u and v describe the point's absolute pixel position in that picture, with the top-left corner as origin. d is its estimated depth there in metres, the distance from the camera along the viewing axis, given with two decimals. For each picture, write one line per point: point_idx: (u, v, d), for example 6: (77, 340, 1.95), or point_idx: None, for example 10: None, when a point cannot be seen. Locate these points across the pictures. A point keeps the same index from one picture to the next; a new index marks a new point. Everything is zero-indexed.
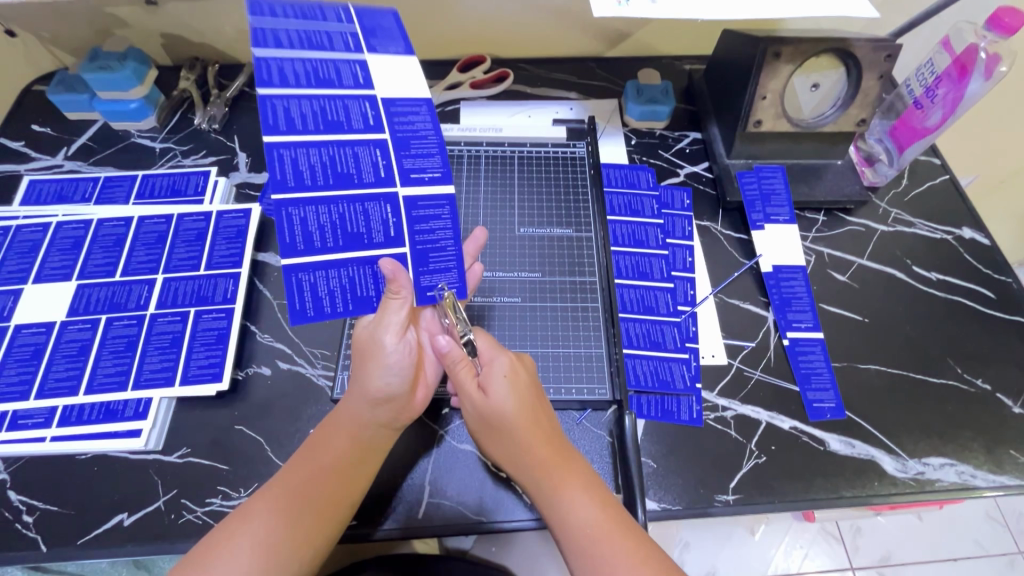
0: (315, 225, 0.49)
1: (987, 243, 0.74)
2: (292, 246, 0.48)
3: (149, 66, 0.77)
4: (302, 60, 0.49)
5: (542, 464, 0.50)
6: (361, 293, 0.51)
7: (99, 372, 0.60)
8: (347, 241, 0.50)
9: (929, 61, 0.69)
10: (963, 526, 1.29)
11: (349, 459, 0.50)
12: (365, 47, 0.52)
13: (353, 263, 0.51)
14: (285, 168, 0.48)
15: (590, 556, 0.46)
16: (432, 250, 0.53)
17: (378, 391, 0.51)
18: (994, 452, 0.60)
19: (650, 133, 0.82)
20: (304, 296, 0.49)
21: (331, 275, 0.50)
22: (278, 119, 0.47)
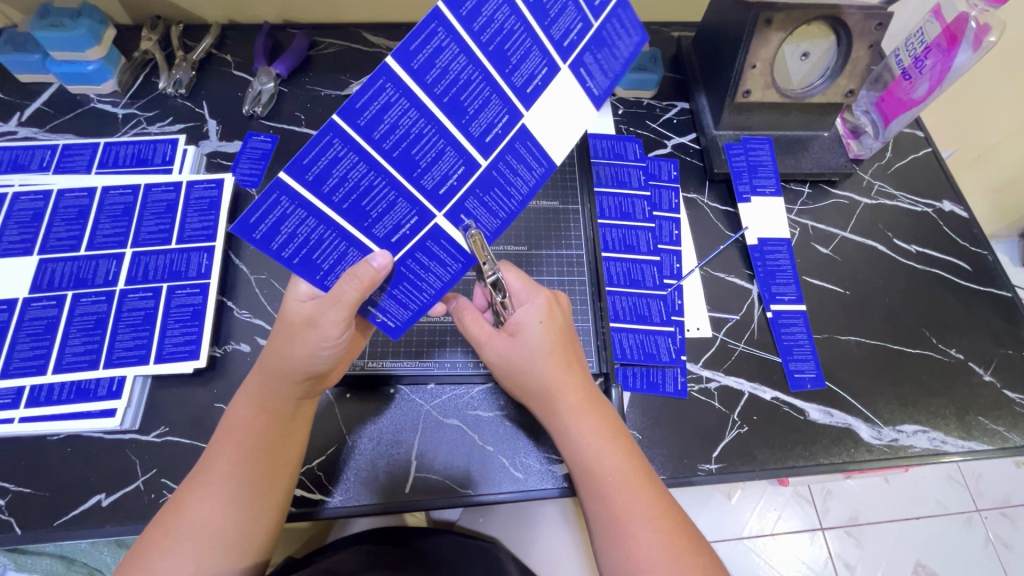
0: (342, 172, 0.39)
1: (965, 216, 0.75)
2: (304, 170, 0.37)
3: (106, 25, 0.71)
4: (513, 16, 0.38)
5: (573, 407, 0.51)
6: (317, 259, 0.43)
7: (68, 350, 0.57)
8: (351, 209, 0.41)
9: (918, 30, 0.67)
10: (927, 487, 1.36)
11: (274, 431, 0.47)
12: (573, 57, 0.43)
13: (336, 232, 0.42)
14: (373, 102, 0.36)
15: (609, 500, 0.47)
16: (410, 283, 0.48)
17: (304, 369, 0.47)
18: (964, 419, 0.63)
19: (638, 103, 0.80)
20: (266, 218, 0.39)
21: (308, 223, 0.40)
22: (422, 52, 0.36)
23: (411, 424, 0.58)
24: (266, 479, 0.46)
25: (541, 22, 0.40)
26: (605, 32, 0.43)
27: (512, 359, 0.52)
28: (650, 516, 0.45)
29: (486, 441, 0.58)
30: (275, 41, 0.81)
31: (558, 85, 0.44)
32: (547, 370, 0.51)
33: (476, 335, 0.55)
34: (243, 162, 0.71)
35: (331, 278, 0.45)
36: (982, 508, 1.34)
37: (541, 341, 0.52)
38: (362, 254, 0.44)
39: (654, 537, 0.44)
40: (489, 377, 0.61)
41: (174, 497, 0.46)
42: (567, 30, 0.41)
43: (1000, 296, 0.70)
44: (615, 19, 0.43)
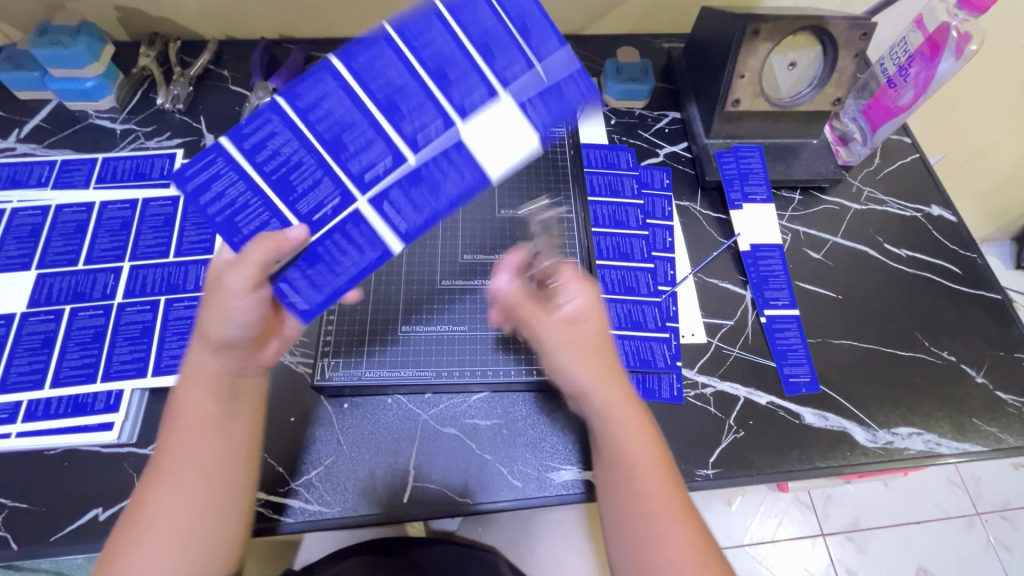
0: (276, 146, 0.46)
1: (954, 220, 0.76)
2: (242, 138, 0.46)
3: (105, 43, 0.72)
4: (452, 41, 0.48)
5: (616, 396, 0.49)
6: (239, 221, 0.46)
7: (66, 364, 0.57)
8: (279, 182, 0.46)
9: (902, 39, 0.69)
10: (927, 491, 1.36)
11: (221, 421, 0.47)
12: (504, 82, 0.48)
13: (261, 199, 0.46)
14: (312, 95, 0.46)
15: (645, 498, 0.46)
16: (324, 265, 0.46)
17: (214, 335, 0.45)
18: (958, 421, 0.63)
19: (630, 113, 0.81)
20: (203, 173, 0.46)
21: (237, 186, 0.46)
22: (363, 61, 0.47)
23: (409, 434, 0.59)
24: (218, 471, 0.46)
25: (488, 60, 0.48)
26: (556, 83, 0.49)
27: (565, 332, 0.50)
28: (680, 522, 0.45)
29: (484, 449, 0.58)
30: (271, 57, 0.82)
31: (496, 108, 0.48)
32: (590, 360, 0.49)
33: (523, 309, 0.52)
34: None
35: (237, 234, 0.46)
36: (982, 511, 1.34)
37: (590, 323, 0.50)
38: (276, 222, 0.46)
39: (684, 543, 0.44)
40: (486, 387, 0.61)
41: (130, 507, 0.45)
42: (513, 77, 0.48)
43: (989, 298, 0.71)
44: (570, 77, 0.49)
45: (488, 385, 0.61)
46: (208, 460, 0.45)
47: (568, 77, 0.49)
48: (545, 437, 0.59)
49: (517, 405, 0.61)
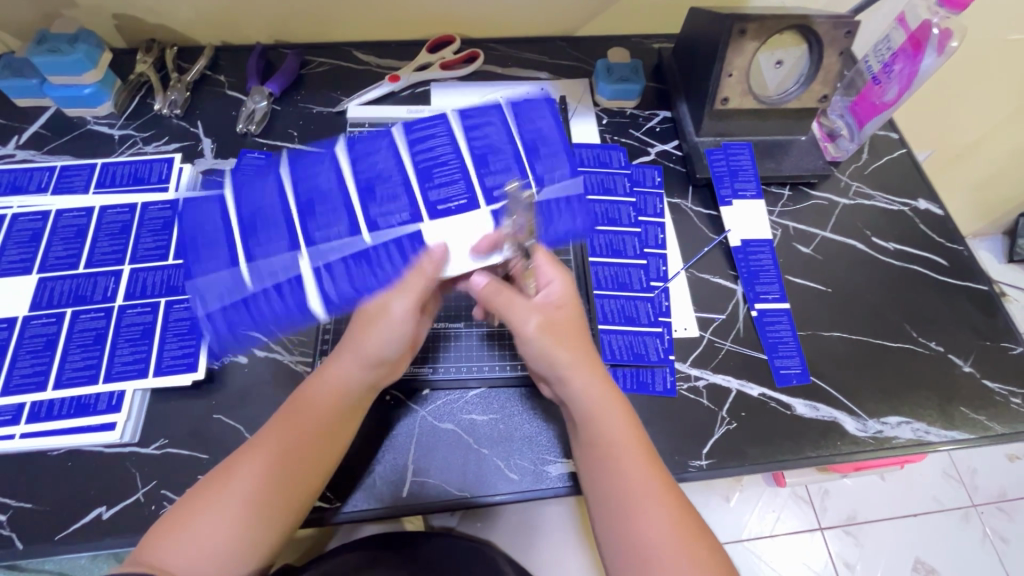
0: (320, 181, 0.58)
1: (940, 213, 0.78)
2: (302, 166, 0.59)
3: (102, 49, 0.73)
4: (502, 133, 0.60)
5: (592, 386, 0.51)
6: (252, 236, 0.57)
7: (68, 366, 0.58)
8: (303, 207, 0.58)
9: (886, 36, 0.71)
10: (923, 484, 1.38)
11: (325, 437, 0.50)
12: (531, 169, 0.59)
13: (287, 212, 0.58)
14: (372, 151, 0.59)
15: (622, 476, 0.48)
16: (240, 308, 0.57)
17: (374, 354, 0.52)
18: (946, 409, 0.64)
19: (621, 112, 0.83)
20: (246, 200, 0.58)
21: (271, 205, 0.58)
22: (420, 132, 0.59)
23: (406, 429, 0.59)
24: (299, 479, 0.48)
25: (530, 156, 0.59)
26: (559, 204, 0.59)
27: (546, 317, 0.53)
28: (661, 497, 0.47)
29: (481, 444, 0.59)
30: (267, 61, 0.83)
31: (477, 214, 0.57)
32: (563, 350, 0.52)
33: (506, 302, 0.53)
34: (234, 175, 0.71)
35: (257, 245, 0.57)
36: (978, 504, 1.36)
37: (564, 312, 0.54)
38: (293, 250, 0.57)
39: (662, 518, 0.46)
40: (483, 382, 0.62)
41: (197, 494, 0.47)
42: (544, 173, 0.59)
43: (976, 289, 0.72)
44: (571, 202, 0.60)
45: (486, 381, 0.62)
46: (301, 463, 0.48)
47: (551, 142, 0.60)
48: (540, 431, 0.60)
49: (513, 400, 0.62)
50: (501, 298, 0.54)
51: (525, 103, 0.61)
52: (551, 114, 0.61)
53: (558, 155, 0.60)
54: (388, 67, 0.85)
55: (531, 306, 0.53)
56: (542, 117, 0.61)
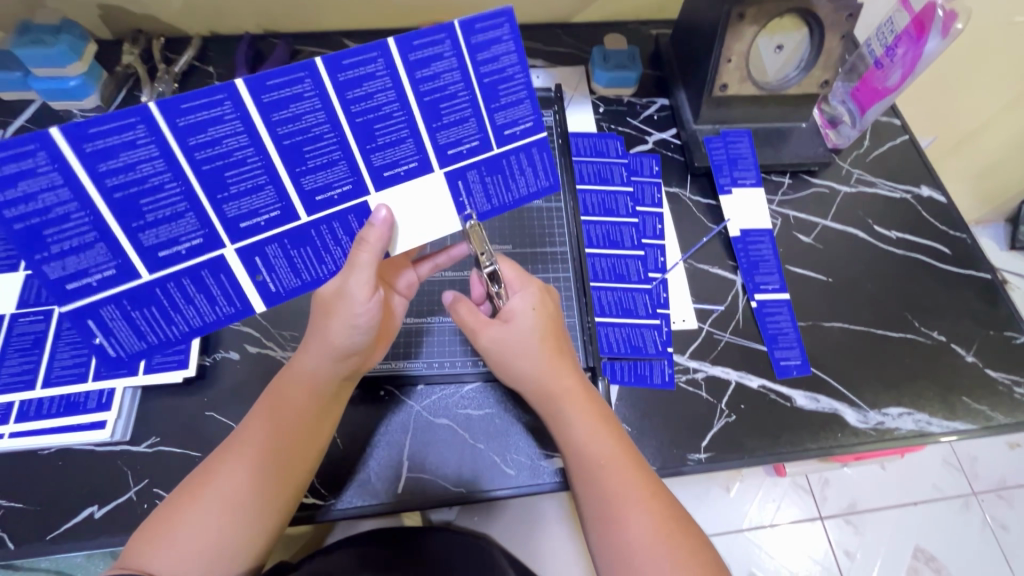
0: (217, 134, 0.41)
1: (943, 201, 0.76)
2: (178, 113, 0.39)
3: (87, 41, 0.72)
4: (456, 70, 0.44)
5: (569, 392, 0.51)
6: (144, 207, 0.41)
7: (56, 364, 0.57)
8: (210, 173, 0.42)
9: (889, 19, 0.69)
10: (924, 472, 1.38)
11: (310, 423, 0.49)
12: (494, 136, 0.49)
13: (182, 188, 0.41)
14: (284, 88, 0.41)
15: (602, 480, 0.47)
16: (160, 307, 0.46)
17: (342, 346, 0.50)
18: (948, 400, 0.63)
19: (618, 100, 0.81)
20: (108, 136, 0.38)
21: (153, 165, 0.40)
22: (354, 69, 0.42)
23: (401, 426, 0.59)
24: (288, 468, 0.47)
25: (491, 105, 0.47)
26: (515, 164, 0.51)
27: (517, 333, 0.53)
28: (640, 498, 0.46)
29: (476, 439, 0.58)
30: (256, 52, 0.81)
31: (427, 180, 0.49)
32: (532, 361, 0.52)
33: (476, 325, 0.55)
34: None
35: (149, 235, 0.43)
36: (978, 491, 1.37)
37: (533, 326, 0.53)
38: (205, 240, 0.44)
39: (644, 519, 0.45)
40: (478, 377, 0.61)
41: (185, 486, 0.45)
42: (510, 121, 0.48)
43: (979, 278, 0.71)
44: (529, 163, 0.52)
45: (481, 375, 0.61)
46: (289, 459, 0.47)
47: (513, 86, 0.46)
48: (536, 426, 0.59)
49: (508, 394, 0.61)
50: (468, 318, 0.56)
51: (490, 19, 0.42)
52: (515, 34, 0.44)
53: (521, 97, 0.48)
54: None
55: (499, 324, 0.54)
56: (504, 45, 0.44)
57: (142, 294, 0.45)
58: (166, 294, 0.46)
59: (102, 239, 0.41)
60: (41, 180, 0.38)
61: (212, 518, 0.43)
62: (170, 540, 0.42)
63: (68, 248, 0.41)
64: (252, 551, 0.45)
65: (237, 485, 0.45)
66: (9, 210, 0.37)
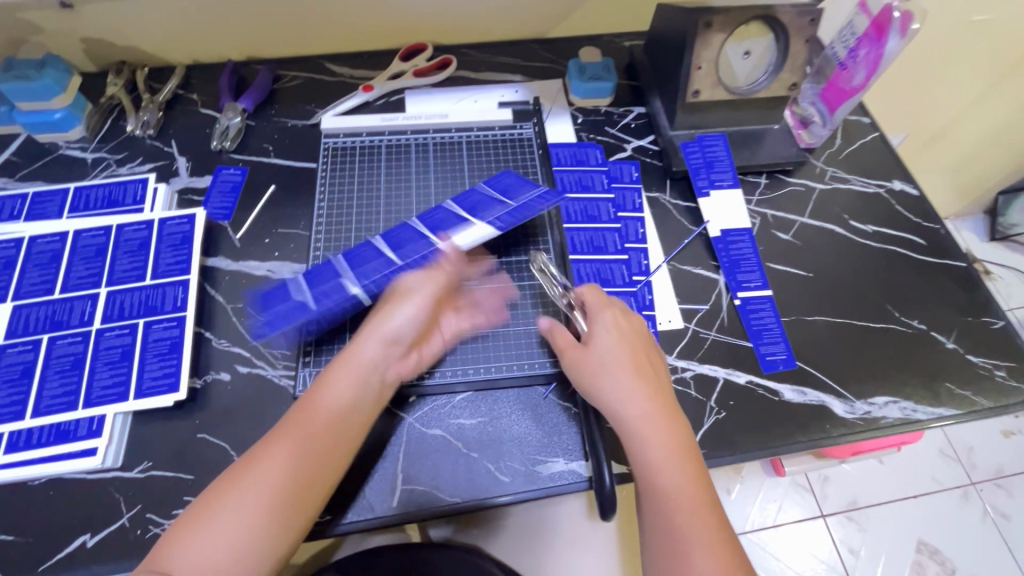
0: (174, 228, 0.67)
1: (915, 193, 0.79)
2: (133, 227, 0.67)
3: (71, 74, 0.74)
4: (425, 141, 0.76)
5: (648, 418, 0.51)
6: (159, 276, 0.64)
7: (46, 394, 0.57)
8: (170, 253, 0.66)
9: (849, 22, 0.72)
10: (921, 465, 1.42)
11: (323, 451, 0.49)
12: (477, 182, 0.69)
13: (176, 260, 0.65)
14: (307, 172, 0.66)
15: (670, 514, 0.48)
16: (164, 353, 0.60)
17: (391, 332, 0.55)
18: (932, 386, 0.65)
19: (596, 111, 0.83)
20: (137, 245, 0.66)
21: (118, 257, 0.65)
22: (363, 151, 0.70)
23: (394, 438, 0.59)
24: (300, 492, 0.47)
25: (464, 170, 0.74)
26: (502, 184, 0.67)
27: (603, 357, 0.54)
28: (706, 542, 0.46)
29: (470, 447, 0.59)
30: (239, 78, 0.83)
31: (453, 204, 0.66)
32: (614, 387, 0.53)
33: (566, 345, 0.57)
34: (214, 198, 0.72)
35: (164, 295, 0.63)
36: (976, 481, 1.40)
37: (615, 351, 0.55)
38: (185, 289, 0.64)
39: (708, 560, 0.45)
40: (469, 386, 0.61)
41: (198, 503, 0.46)
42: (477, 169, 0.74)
43: (955, 266, 0.73)
44: (509, 181, 0.67)
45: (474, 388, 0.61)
46: (310, 471, 0.48)
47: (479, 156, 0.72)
48: (529, 432, 0.60)
49: (500, 402, 0.61)
50: (566, 344, 0.57)
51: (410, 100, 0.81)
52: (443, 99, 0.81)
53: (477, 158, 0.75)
54: (362, 78, 0.85)
55: (589, 346, 0.56)
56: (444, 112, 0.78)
57: (153, 349, 0.60)
58: (166, 338, 0.61)
59: (126, 308, 0.62)
60: (93, 278, 0.64)
61: (222, 541, 0.44)
62: (191, 542, 0.44)
63: (100, 324, 0.61)
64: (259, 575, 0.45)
65: (248, 508, 0.45)
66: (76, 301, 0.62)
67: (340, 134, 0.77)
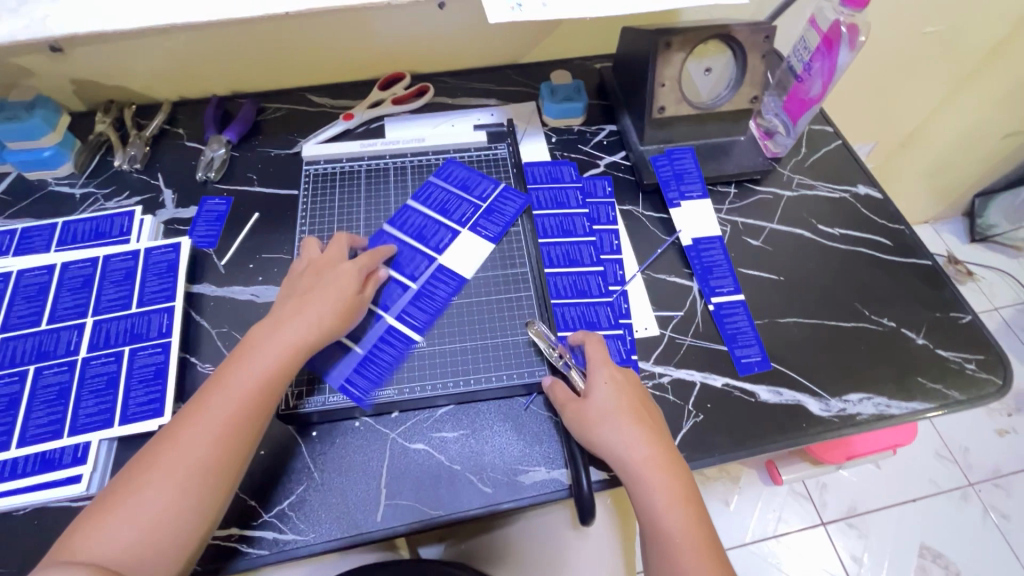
0: (161, 257, 0.69)
1: (879, 196, 0.82)
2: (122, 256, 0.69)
3: (60, 113, 0.77)
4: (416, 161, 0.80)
5: (649, 465, 0.53)
6: (145, 303, 0.66)
7: (31, 424, 0.58)
8: (157, 280, 0.67)
9: (802, 38, 0.76)
10: (919, 468, 1.41)
11: (230, 436, 0.50)
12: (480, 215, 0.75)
13: (161, 288, 0.67)
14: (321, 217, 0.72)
15: (676, 561, 0.50)
16: (147, 380, 0.61)
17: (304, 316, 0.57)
18: (904, 382, 0.66)
19: (569, 130, 0.86)
20: (125, 273, 0.67)
21: (107, 285, 0.66)
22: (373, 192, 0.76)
23: (377, 456, 0.59)
24: (212, 470, 0.49)
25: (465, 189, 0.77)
26: (495, 208, 0.75)
27: (603, 407, 0.56)
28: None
29: (453, 460, 0.59)
30: (224, 112, 0.86)
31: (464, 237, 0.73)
32: (619, 438, 0.54)
33: (565, 400, 0.58)
34: (200, 226, 0.74)
35: (149, 322, 0.64)
36: (974, 482, 1.40)
37: (613, 400, 0.56)
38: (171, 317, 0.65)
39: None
40: (450, 399, 0.62)
41: (117, 483, 0.48)
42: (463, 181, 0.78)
43: (921, 264, 0.75)
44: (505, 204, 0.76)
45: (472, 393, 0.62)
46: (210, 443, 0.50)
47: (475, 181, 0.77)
48: (511, 442, 0.60)
49: (482, 416, 0.62)
50: (566, 399, 0.58)
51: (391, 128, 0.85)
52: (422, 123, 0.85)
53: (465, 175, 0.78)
54: (343, 108, 0.88)
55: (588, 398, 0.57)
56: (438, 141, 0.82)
57: (136, 374, 0.61)
58: (151, 365, 0.62)
59: (111, 333, 0.63)
60: (79, 304, 0.65)
61: (130, 531, 0.46)
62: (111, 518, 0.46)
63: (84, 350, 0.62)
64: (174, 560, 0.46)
65: (155, 497, 0.47)
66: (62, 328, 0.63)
67: (321, 161, 0.80)
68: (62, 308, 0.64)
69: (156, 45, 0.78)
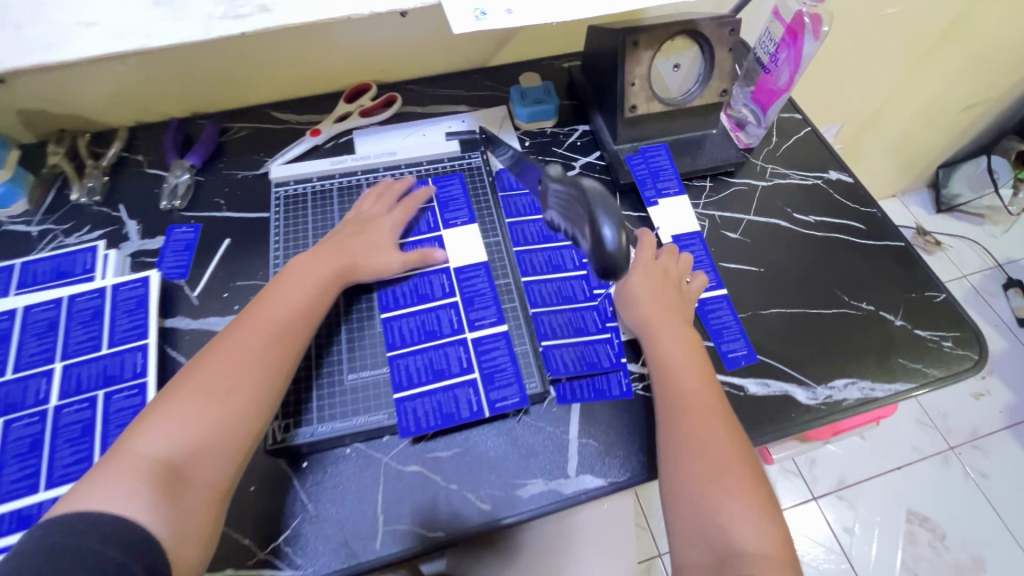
0: (130, 292, 0.66)
1: (851, 181, 0.83)
2: (91, 294, 0.66)
3: (8, 148, 0.74)
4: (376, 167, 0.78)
5: (671, 338, 0.60)
6: (117, 343, 0.63)
7: (3, 480, 0.55)
8: (128, 318, 0.65)
9: (766, 30, 0.76)
10: (902, 436, 1.46)
11: (277, 349, 0.55)
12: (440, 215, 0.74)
13: (132, 325, 0.64)
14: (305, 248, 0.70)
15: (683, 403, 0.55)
16: (124, 424, 0.58)
17: (352, 259, 0.64)
18: (886, 363, 0.67)
19: (542, 132, 0.86)
20: (93, 313, 0.65)
21: (76, 326, 0.64)
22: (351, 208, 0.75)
23: (371, 482, 0.58)
24: (261, 378, 0.53)
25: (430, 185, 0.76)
26: (451, 198, 0.75)
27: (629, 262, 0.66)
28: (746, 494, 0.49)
29: (449, 479, 0.59)
30: (185, 135, 0.83)
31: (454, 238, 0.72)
32: (691, 378, 0.57)
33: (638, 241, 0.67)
34: (168, 257, 0.72)
35: (123, 362, 0.62)
36: (955, 445, 1.45)
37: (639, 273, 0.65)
38: (145, 356, 0.62)
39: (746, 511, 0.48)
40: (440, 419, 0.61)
41: (168, 394, 0.51)
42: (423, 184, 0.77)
43: (895, 246, 0.77)
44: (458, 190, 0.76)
45: (478, 403, 0.61)
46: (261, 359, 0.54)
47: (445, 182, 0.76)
48: (505, 456, 0.60)
49: (475, 432, 0.61)
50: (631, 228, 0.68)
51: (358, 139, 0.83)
52: (382, 131, 0.83)
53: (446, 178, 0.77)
54: (309, 123, 0.86)
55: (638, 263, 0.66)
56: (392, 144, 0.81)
57: (111, 418, 0.59)
58: (127, 407, 0.59)
59: (82, 378, 0.61)
60: (47, 350, 0.62)
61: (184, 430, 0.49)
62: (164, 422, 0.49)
63: (57, 398, 0.60)
64: (231, 468, 0.50)
65: (210, 397, 0.51)
66: (32, 376, 0.61)
67: (290, 181, 0.77)
68: (32, 355, 0.62)
69: (107, 69, 0.75)
